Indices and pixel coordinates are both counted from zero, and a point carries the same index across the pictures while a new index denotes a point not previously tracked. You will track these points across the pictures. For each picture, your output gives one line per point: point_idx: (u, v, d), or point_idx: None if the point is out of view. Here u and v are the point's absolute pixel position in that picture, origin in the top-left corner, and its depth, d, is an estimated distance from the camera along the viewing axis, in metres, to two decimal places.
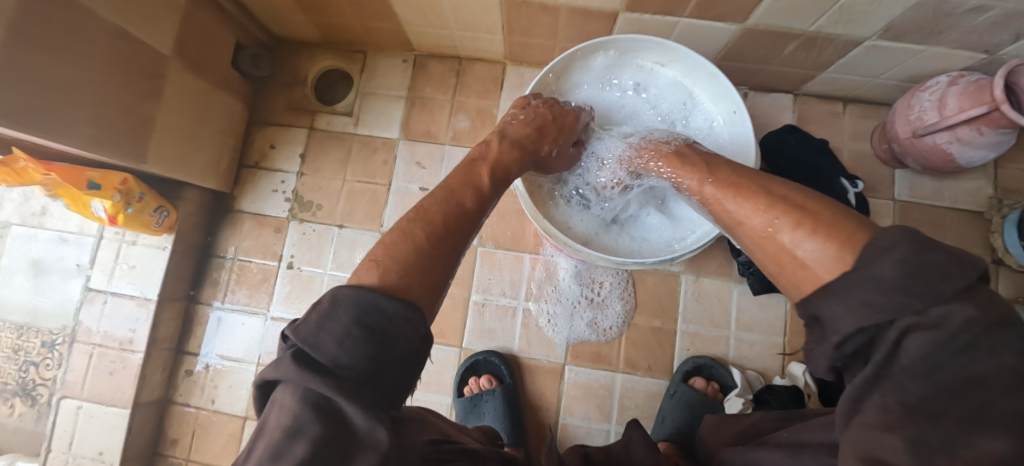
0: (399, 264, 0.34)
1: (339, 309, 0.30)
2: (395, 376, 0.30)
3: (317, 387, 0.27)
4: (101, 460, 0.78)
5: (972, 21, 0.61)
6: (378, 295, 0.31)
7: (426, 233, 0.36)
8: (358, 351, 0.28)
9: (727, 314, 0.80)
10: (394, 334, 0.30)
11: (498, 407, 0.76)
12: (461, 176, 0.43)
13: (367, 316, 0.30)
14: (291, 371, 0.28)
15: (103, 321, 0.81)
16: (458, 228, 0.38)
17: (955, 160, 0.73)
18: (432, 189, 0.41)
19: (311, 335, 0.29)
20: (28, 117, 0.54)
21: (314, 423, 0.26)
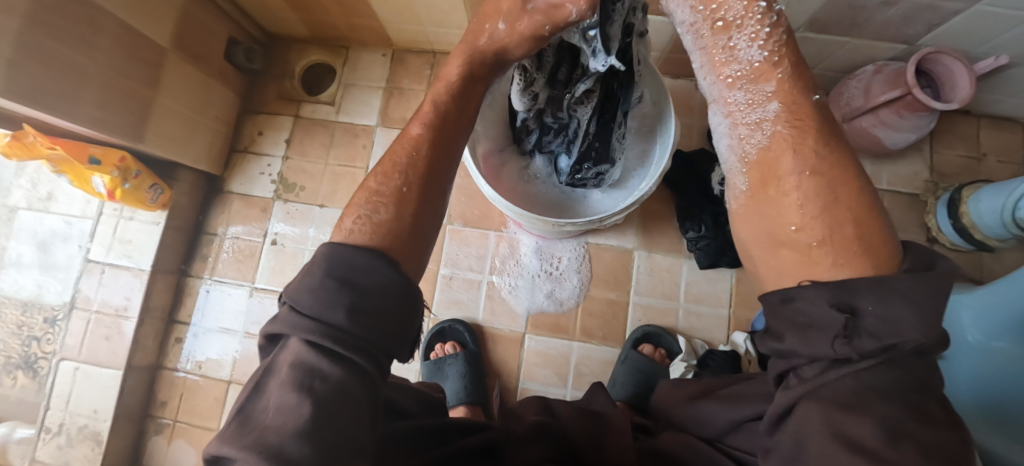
0: (367, 215, 0.36)
1: (334, 272, 0.32)
2: (379, 329, 0.31)
3: (317, 344, 0.30)
4: (95, 418, 0.85)
5: (883, 14, 0.66)
6: (366, 258, 0.32)
7: (399, 189, 0.37)
8: (332, 306, 0.30)
9: (676, 287, 0.86)
10: (384, 297, 0.32)
11: (460, 369, 0.82)
12: (452, 133, 0.40)
13: (360, 280, 0.32)
14: (295, 327, 0.31)
15: (100, 290, 0.89)
16: (433, 203, 0.39)
17: (880, 143, 0.80)
18: (416, 143, 0.38)
19: (312, 297, 0.31)
20: (43, 96, 0.61)
21: (317, 377, 0.29)
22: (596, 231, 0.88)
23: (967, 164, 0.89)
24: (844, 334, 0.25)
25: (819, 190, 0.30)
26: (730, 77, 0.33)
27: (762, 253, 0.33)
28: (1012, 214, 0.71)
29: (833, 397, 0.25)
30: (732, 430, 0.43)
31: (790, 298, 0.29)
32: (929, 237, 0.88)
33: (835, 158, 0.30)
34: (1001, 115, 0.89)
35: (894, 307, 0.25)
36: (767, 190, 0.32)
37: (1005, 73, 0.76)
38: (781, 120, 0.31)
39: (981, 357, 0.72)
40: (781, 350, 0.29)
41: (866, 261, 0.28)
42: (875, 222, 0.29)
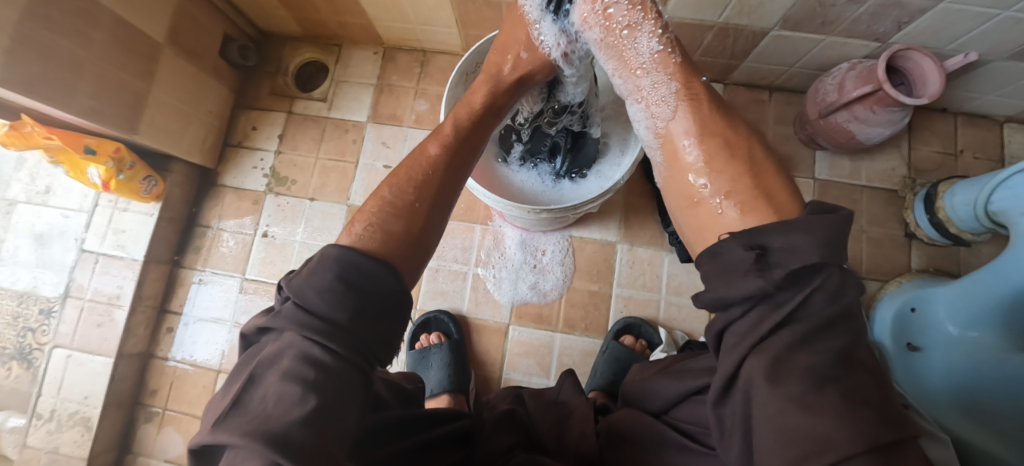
0: (378, 223, 0.38)
1: (343, 274, 0.33)
2: (376, 328, 0.33)
3: (323, 342, 0.31)
4: (86, 404, 0.87)
5: (853, 11, 0.68)
6: (374, 264, 0.34)
7: (411, 203, 0.40)
8: (336, 304, 0.32)
9: (658, 279, 0.88)
10: (386, 303, 0.34)
11: (443, 358, 0.82)
12: (464, 162, 0.46)
13: (365, 284, 0.33)
14: (300, 323, 0.32)
15: (93, 280, 0.91)
16: (440, 221, 0.42)
17: (855, 138, 0.82)
18: (432, 161, 0.43)
19: (320, 295, 0.32)
20: (38, 87, 0.63)
21: (322, 373, 0.30)
22: (580, 224, 0.90)
23: (944, 161, 0.91)
24: (757, 268, 0.29)
25: (714, 148, 0.39)
26: (637, 70, 0.45)
27: (686, 219, 0.40)
28: (985, 207, 0.72)
29: (768, 354, 0.27)
30: (679, 401, 0.45)
31: (718, 253, 0.33)
32: (907, 233, 0.90)
33: (722, 123, 0.40)
34: (976, 112, 0.91)
35: (792, 237, 0.29)
36: (678, 162, 0.41)
37: (976, 71, 0.78)
38: (679, 99, 0.42)
39: (955, 350, 0.70)
40: (715, 301, 0.32)
41: (756, 203, 0.35)
42: (766, 171, 0.37)
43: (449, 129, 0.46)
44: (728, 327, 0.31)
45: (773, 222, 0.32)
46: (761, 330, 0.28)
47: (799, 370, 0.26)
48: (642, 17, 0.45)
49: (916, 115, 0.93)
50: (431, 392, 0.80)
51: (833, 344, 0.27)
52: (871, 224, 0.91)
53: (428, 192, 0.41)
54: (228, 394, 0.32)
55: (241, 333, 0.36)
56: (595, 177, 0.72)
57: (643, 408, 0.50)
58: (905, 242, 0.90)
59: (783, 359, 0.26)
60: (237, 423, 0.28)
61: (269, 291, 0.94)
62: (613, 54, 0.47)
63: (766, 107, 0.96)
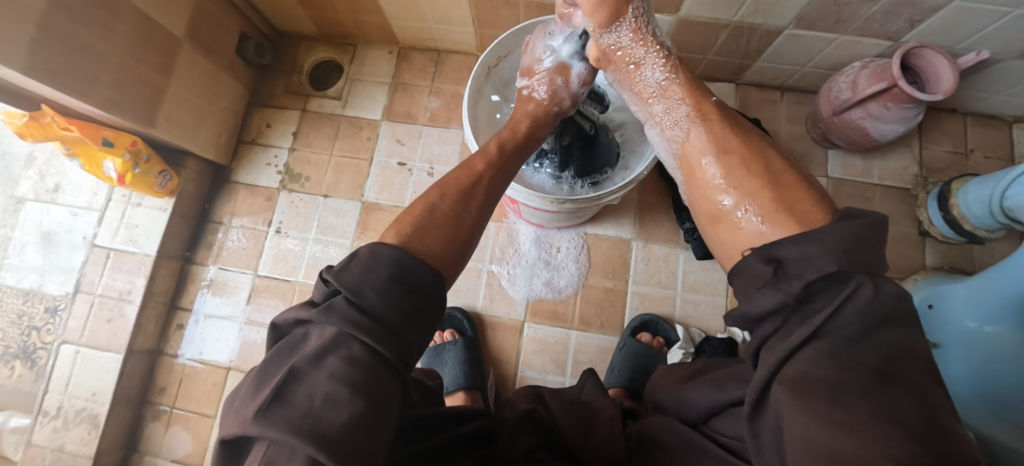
0: (430, 230, 0.40)
1: (398, 274, 0.35)
2: (414, 334, 0.34)
3: (373, 344, 0.31)
4: (93, 401, 0.85)
5: (867, 9, 0.69)
6: (425, 268, 0.37)
7: (459, 211, 0.42)
8: (388, 304, 0.33)
9: (674, 276, 0.87)
10: (427, 310, 0.36)
11: (459, 355, 0.81)
12: (503, 183, 0.49)
13: (414, 289, 0.35)
14: (351, 320, 0.31)
15: (104, 276, 0.90)
16: (483, 228, 0.45)
17: (869, 135, 0.83)
18: (477, 175, 0.46)
19: (375, 294, 0.33)
20: (60, 77, 0.64)
21: (370, 377, 0.30)
22: (595, 221, 0.90)
23: (955, 160, 0.92)
24: (774, 280, 0.31)
25: (730, 164, 0.40)
26: (649, 97, 0.49)
27: (711, 234, 0.42)
28: (1000, 203, 0.73)
29: (791, 379, 0.27)
30: (718, 412, 0.42)
31: (741, 269, 0.35)
32: (921, 231, 0.90)
33: (738, 138, 0.41)
34: (986, 112, 0.92)
35: (807, 248, 0.30)
36: (693, 177, 0.44)
37: (987, 70, 0.79)
38: (692, 119, 0.45)
39: (972, 347, 0.70)
40: (746, 319, 0.33)
41: (777, 214, 0.35)
42: (786, 183, 0.37)
43: (494, 148, 0.50)
44: (762, 344, 0.31)
45: (793, 233, 0.33)
46: (785, 346, 0.28)
47: (826, 385, 0.25)
48: (645, 48, 0.48)
49: (927, 115, 0.94)
50: (447, 389, 0.79)
51: (873, 358, 0.25)
52: (885, 223, 0.92)
53: (472, 200, 0.44)
54: (261, 387, 0.30)
55: (273, 322, 0.35)
56: (620, 171, 0.71)
57: (679, 417, 0.47)
58: (919, 240, 0.90)
59: (807, 375, 0.26)
60: (284, 419, 0.27)
61: (281, 287, 0.93)
62: (623, 85, 0.52)
63: (777, 107, 0.97)
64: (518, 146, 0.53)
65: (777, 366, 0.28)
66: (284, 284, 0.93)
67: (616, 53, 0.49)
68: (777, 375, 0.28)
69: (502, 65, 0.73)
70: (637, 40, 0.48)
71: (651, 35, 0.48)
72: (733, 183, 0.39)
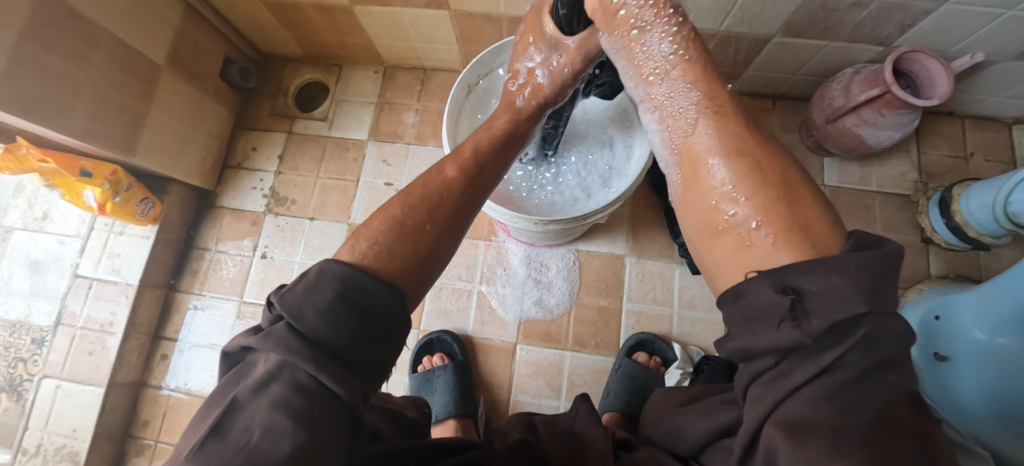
0: (387, 244, 0.35)
1: (345, 292, 0.30)
2: (369, 360, 0.30)
3: (316, 372, 0.27)
4: (73, 437, 0.83)
5: (856, 15, 0.67)
6: (381, 286, 0.32)
7: (421, 224, 0.37)
8: (336, 328, 0.29)
9: (669, 292, 0.85)
10: (386, 330, 0.31)
11: (448, 381, 0.79)
12: (483, 191, 0.42)
13: (369, 309, 0.31)
14: (289, 345, 0.28)
15: (86, 306, 0.89)
16: (450, 243, 0.39)
17: (865, 142, 0.81)
18: (448, 183, 0.40)
19: (320, 318, 0.29)
20: (33, 107, 0.63)
21: (316, 405, 0.26)
22: (587, 237, 0.88)
23: (955, 164, 0.90)
24: (790, 318, 0.25)
25: (744, 168, 0.33)
26: (650, 75, 0.40)
27: (707, 251, 0.35)
28: (1004, 209, 0.70)
29: (785, 425, 0.24)
30: (711, 442, 0.39)
31: (741, 294, 0.29)
32: (924, 238, 0.87)
33: (754, 140, 0.35)
34: (983, 115, 0.90)
35: (830, 279, 0.25)
36: (694, 177, 0.36)
37: (984, 71, 0.77)
38: (700, 111, 0.37)
39: (986, 360, 0.65)
40: (740, 352, 0.29)
41: (789, 234, 0.30)
42: (804, 198, 0.32)
43: (469, 151, 0.43)
44: (755, 379, 0.28)
45: (807, 259, 0.28)
46: (783, 386, 0.25)
47: (825, 428, 0.22)
48: (654, 17, 0.39)
49: (923, 120, 0.92)
50: (436, 417, 0.77)
51: (873, 408, 0.22)
52: (887, 231, 0.89)
53: (437, 212, 0.38)
54: (203, 421, 0.28)
55: (223, 351, 0.32)
56: (598, 188, 0.67)
57: (669, 450, 0.44)
58: (922, 248, 0.87)
59: (804, 418, 0.23)
60: (215, 457, 0.24)
61: None
62: (623, 56, 0.42)
63: (770, 115, 0.95)
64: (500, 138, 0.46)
65: (772, 407, 0.25)
66: None
67: (618, 11, 0.40)
68: (770, 417, 0.25)
69: (483, 84, 0.71)
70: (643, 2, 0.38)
71: None
72: (758, 188, 0.32)
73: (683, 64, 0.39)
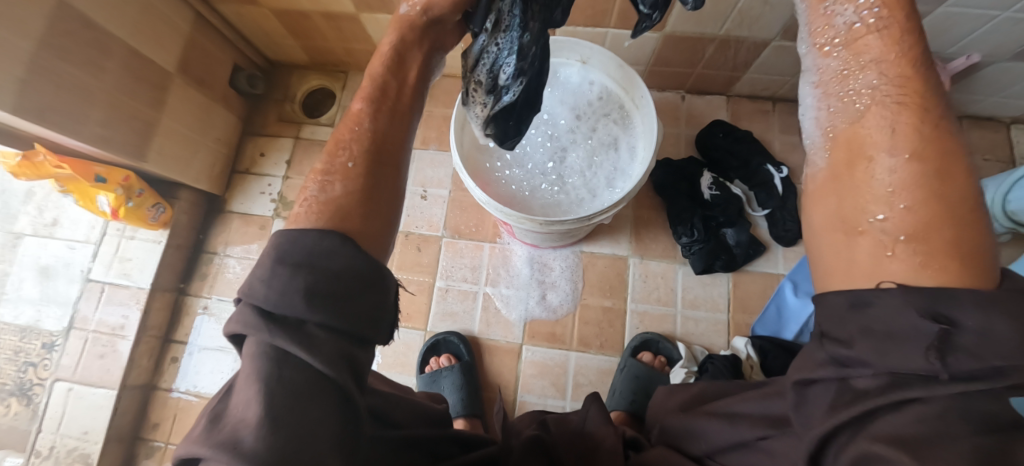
0: (315, 195, 0.34)
1: (287, 256, 0.30)
2: (340, 310, 0.29)
3: (278, 339, 0.28)
4: (86, 439, 0.84)
5: None
6: (316, 235, 0.31)
7: (347, 165, 0.35)
8: (287, 291, 0.28)
9: (673, 292, 0.86)
10: (343, 280, 0.30)
11: (456, 381, 0.80)
12: (401, 119, 0.38)
13: (317, 265, 0.30)
14: (252, 319, 0.29)
15: (96, 310, 0.90)
16: (388, 176, 0.36)
17: None
18: (359, 119, 0.37)
19: (269, 288, 0.29)
20: (50, 115, 0.64)
21: (286, 373, 0.27)
22: (590, 239, 0.89)
23: None
24: (936, 347, 0.23)
25: (919, 172, 0.27)
26: (825, 46, 0.33)
27: (830, 253, 0.30)
28: (1003, 207, 0.71)
29: (887, 439, 0.23)
30: (732, 448, 0.39)
31: (865, 303, 0.26)
32: None
33: (944, 148, 0.27)
34: (982, 114, 0.91)
35: (993, 319, 0.22)
36: (852, 170, 0.30)
37: (981, 72, 0.78)
38: (880, 97, 0.30)
39: None
40: (843, 360, 0.26)
41: (946, 258, 0.25)
42: (971, 221, 0.26)
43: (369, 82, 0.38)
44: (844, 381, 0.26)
45: (960, 284, 0.24)
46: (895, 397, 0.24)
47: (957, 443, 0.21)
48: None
49: None
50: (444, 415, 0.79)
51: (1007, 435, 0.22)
52: None
53: (365, 151, 0.36)
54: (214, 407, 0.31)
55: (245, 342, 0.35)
56: (603, 188, 0.68)
57: (682, 450, 0.44)
58: None
59: (918, 433, 0.23)
60: (211, 434, 0.27)
61: None
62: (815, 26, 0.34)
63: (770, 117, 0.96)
64: (410, 96, 0.40)
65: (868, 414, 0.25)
66: None
67: None
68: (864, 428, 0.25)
69: None
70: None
71: None
72: (959, 216, 0.26)
73: (866, 41, 0.31)
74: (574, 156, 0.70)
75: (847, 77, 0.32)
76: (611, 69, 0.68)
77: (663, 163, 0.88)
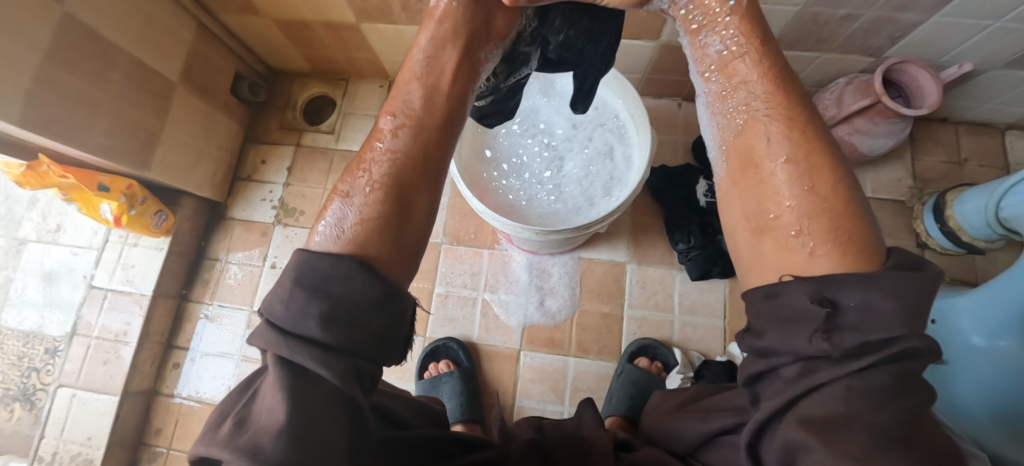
0: (341, 217, 0.33)
1: (301, 280, 0.29)
2: (353, 333, 0.28)
3: (295, 358, 0.28)
4: (89, 445, 0.85)
5: (846, 28, 0.70)
6: (330, 261, 0.30)
7: (374, 187, 0.34)
8: (301, 315, 0.28)
9: (670, 298, 0.86)
10: (355, 304, 0.29)
11: (455, 387, 0.81)
12: (437, 134, 0.37)
13: (329, 288, 0.29)
14: (273, 342, 0.29)
15: (100, 316, 0.91)
16: (417, 197, 0.35)
17: (859, 150, 0.83)
18: (392, 137, 0.36)
19: (285, 310, 0.29)
20: (56, 125, 0.65)
21: (302, 388, 0.27)
22: (588, 245, 0.90)
23: (949, 169, 0.91)
24: (824, 329, 0.25)
25: (798, 173, 0.32)
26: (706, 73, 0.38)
27: (747, 246, 0.34)
28: (996, 214, 0.72)
29: (806, 422, 0.25)
30: (705, 444, 0.41)
31: (776, 294, 0.29)
32: (919, 243, 0.89)
33: (813, 148, 0.33)
34: (977, 121, 0.92)
35: (871, 294, 0.25)
36: (747, 175, 0.35)
37: (974, 80, 0.79)
38: (758, 112, 0.35)
39: (983, 361, 0.66)
40: (764, 350, 0.29)
41: (833, 240, 0.29)
42: (848, 209, 0.30)
43: (400, 96, 0.38)
44: (772, 371, 0.28)
45: (844, 269, 0.28)
46: (810, 383, 0.25)
47: (862, 428, 0.23)
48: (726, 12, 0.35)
49: (917, 126, 0.94)
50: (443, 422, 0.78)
51: (906, 409, 0.24)
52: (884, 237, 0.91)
53: (393, 176, 0.35)
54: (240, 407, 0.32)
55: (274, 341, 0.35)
56: (600, 198, 0.69)
57: (667, 448, 0.46)
58: (918, 252, 0.89)
59: (835, 414, 0.24)
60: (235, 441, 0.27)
61: None
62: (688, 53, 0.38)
63: None
64: (447, 107, 0.38)
65: (794, 398, 0.26)
66: None
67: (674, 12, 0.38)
68: (790, 412, 0.26)
69: None
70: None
71: None
72: (843, 206, 0.31)
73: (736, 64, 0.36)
74: (570, 166, 0.71)
75: (727, 98, 0.36)
76: (609, 80, 0.69)
77: (660, 170, 0.89)
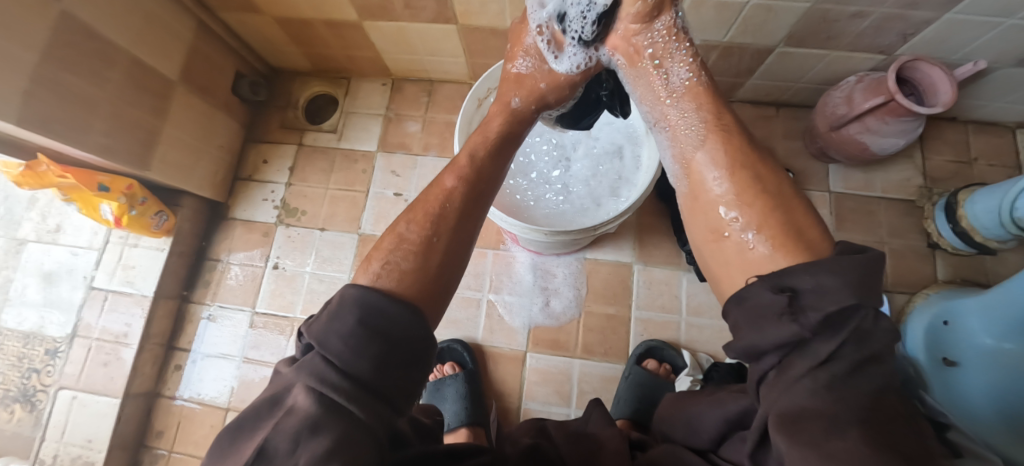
0: (395, 262, 0.35)
1: (366, 317, 0.30)
2: (400, 379, 0.30)
3: (347, 400, 0.27)
4: (90, 448, 0.84)
5: (856, 25, 0.68)
6: (396, 305, 0.32)
7: (429, 238, 0.37)
8: (361, 354, 0.29)
9: (677, 299, 0.85)
10: (411, 350, 0.31)
11: (459, 390, 0.80)
12: (482, 200, 0.42)
13: (390, 330, 0.31)
14: (320, 377, 0.28)
15: (100, 317, 0.90)
16: (460, 251, 0.39)
17: (869, 149, 0.82)
18: (449, 194, 0.40)
19: (344, 347, 0.29)
20: (53, 125, 0.64)
21: (352, 432, 0.27)
22: (594, 246, 0.89)
23: (959, 169, 0.90)
24: (789, 312, 0.25)
25: (744, 180, 0.34)
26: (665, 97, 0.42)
27: (711, 253, 0.35)
28: (1009, 215, 0.70)
29: (783, 417, 0.24)
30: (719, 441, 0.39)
31: (743, 298, 0.29)
32: (930, 243, 0.88)
33: (755, 155, 0.35)
34: (987, 120, 0.91)
35: (822, 278, 0.25)
36: (699, 189, 0.37)
37: (986, 78, 0.78)
38: (708, 128, 0.38)
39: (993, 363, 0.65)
40: (746, 350, 0.28)
41: (787, 239, 0.30)
42: (794, 207, 0.32)
43: (466, 160, 0.43)
44: (761, 377, 0.27)
45: (801, 261, 0.28)
46: (785, 380, 0.25)
47: (826, 419, 0.22)
48: (676, 49, 0.42)
49: (926, 125, 0.93)
50: (448, 426, 0.78)
51: (865, 393, 0.23)
52: (893, 237, 0.90)
53: (439, 229, 0.38)
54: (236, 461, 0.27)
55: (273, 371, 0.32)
56: (607, 198, 0.68)
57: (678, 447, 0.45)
58: (928, 253, 0.88)
59: (803, 408, 0.23)
60: None
61: (277, 326, 0.92)
62: (641, 85, 0.44)
63: (773, 122, 0.96)
64: (490, 176, 0.43)
65: (775, 397, 0.25)
66: (279, 322, 0.92)
67: (643, 50, 0.44)
68: (772, 410, 0.25)
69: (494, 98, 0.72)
70: (665, 36, 0.43)
71: (682, 31, 0.43)
72: (788, 206, 0.32)
73: (694, 93, 0.41)
74: (578, 166, 0.70)
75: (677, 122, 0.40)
76: None
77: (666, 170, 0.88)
